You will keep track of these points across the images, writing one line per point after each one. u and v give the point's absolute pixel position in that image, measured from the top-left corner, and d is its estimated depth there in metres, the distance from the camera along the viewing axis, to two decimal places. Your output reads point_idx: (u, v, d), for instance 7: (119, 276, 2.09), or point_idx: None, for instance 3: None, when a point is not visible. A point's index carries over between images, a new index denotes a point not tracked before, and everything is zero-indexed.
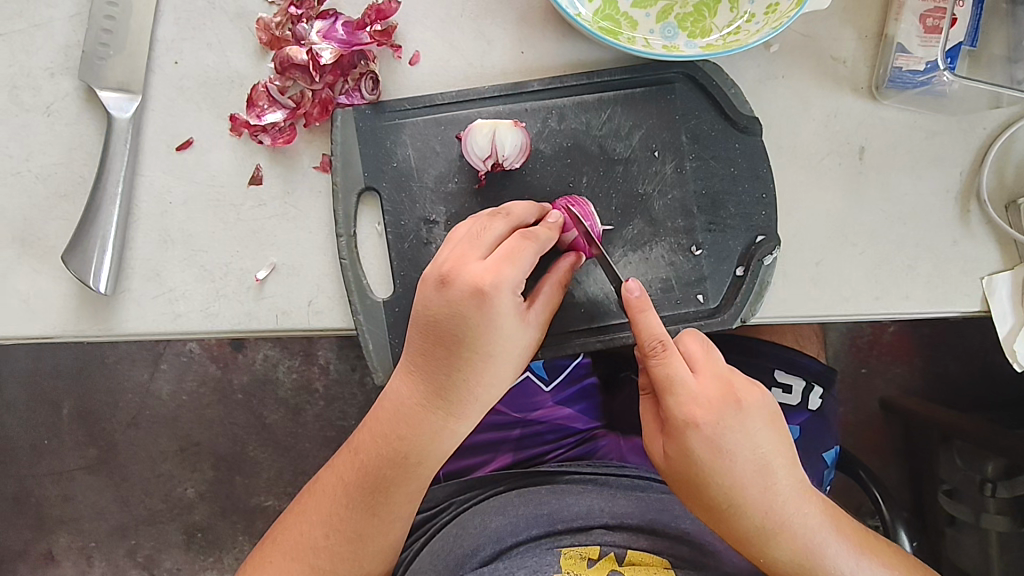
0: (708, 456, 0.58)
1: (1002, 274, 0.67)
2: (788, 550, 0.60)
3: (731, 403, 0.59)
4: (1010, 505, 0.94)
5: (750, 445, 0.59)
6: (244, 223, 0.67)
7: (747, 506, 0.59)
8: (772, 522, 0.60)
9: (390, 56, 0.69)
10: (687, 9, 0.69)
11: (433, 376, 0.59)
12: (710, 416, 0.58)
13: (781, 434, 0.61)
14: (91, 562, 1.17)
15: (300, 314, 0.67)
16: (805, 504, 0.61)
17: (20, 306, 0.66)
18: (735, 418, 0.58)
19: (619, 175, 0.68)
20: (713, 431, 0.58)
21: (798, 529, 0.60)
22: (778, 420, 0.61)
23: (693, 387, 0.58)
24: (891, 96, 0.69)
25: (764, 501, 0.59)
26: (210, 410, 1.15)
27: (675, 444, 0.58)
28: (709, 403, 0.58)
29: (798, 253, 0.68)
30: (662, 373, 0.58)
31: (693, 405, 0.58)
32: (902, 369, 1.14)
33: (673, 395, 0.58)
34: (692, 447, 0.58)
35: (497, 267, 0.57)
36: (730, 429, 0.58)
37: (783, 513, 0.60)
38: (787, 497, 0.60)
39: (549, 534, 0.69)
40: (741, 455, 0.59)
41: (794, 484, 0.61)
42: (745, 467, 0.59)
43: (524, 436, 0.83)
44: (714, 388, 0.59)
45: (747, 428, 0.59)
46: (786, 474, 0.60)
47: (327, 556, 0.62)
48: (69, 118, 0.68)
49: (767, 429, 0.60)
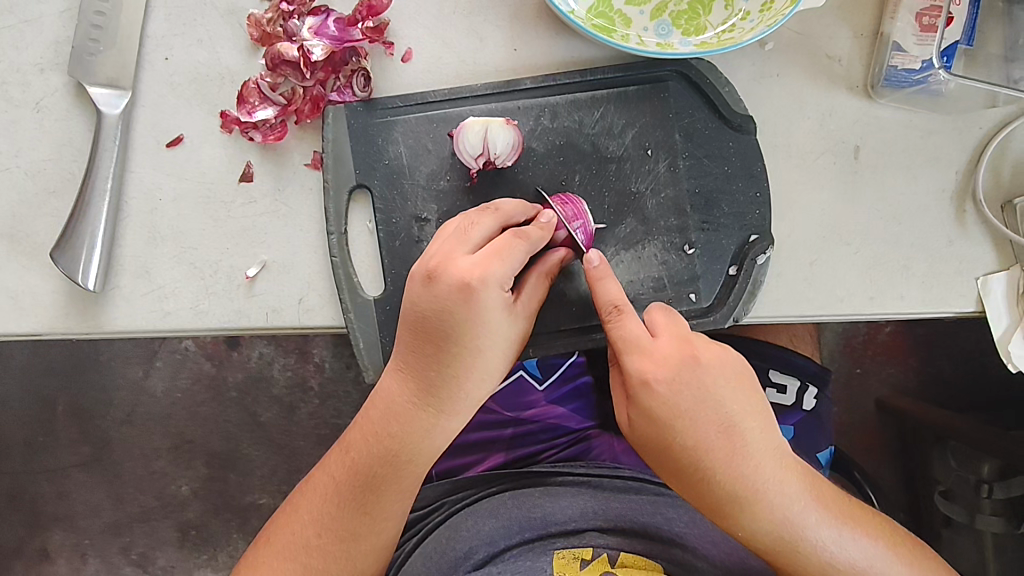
0: (666, 416, 0.57)
1: (997, 274, 0.67)
2: (760, 516, 0.59)
3: (691, 362, 0.58)
4: (1005, 506, 0.95)
5: (714, 406, 0.58)
6: (234, 220, 0.67)
7: (715, 471, 0.58)
8: (742, 487, 0.59)
9: (383, 53, 0.68)
10: (681, 7, 0.68)
11: (416, 364, 0.59)
12: (667, 374, 0.57)
13: (751, 395, 0.60)
14: (85, 560, 1.17)
15: (290, 312, 0.66)
16: (778, 469, 0.60)
17: (9, 303, 0.66)
18: (694, 375, 0.58)
19: (612, 173, 0.67)
20: (670, 389, 0.57)
21: (770, 496, 0.59)
22: (746, 378, 0.60)
23: (648, 346, 0.58)
24: (886, 94, 0.68)
25: (732, 466, 0.58)
26: (205, 408, 1.15)
27: (636, 407, 0.58)
28: (667, 362, 0.58)
29: (793, 253, 0.68)
30: (617, 334, 0.59)
31: (649, 363, 0.58)
32: (897, 369, 1.13)
33: (630, 352, 0.58)
34: (651, 408, 0.58)
35: (485, 263, 0.57)
36: (689, 388, 0.58)
37: (754, 478, 0.59)
38: (759, 461, 0.59)
39: (542, 538, 0.69)
40: (702, 415, 0.58)
41: (766, 448, 0.60)
42: (709, 429, 0.58)
43: (517, 434, 0.83)
44: (672, 347, 0.59)
45: (707, 387, 0.58)
46: (754, 435, 0.59)
47: (320, 555, 0.62)
48: (59, 114, 0.68)
49: (730, 388, 0.59)
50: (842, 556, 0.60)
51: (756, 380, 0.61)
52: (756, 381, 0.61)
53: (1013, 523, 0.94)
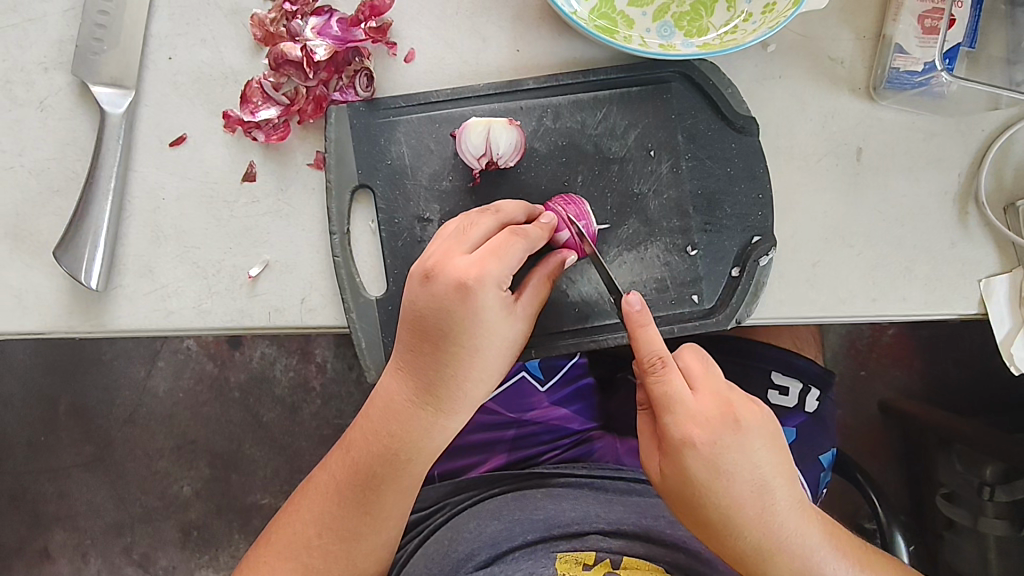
0: (705, 476, 0.57)
1: (999, 276, 0.67)
2: (784, 569, 0.60)
3: (730, 423, 0.58)
4: (1009, 509, 0.94)
5: (749, 466, 0.58)
6: (237, 220, 0.67)
7: (744, 526, 0.59)
8: (770, 542, 0.59)
9: (385, 53, 0.69)
10: (684, 8, 0.68)
11: (418, 368, 0.59)
12: (708, 436, 0.57)
13: (781, 452, 0.61)
14: (87, 560, 1.17)
15: (293, 312, 0.67)
16: (803, 523, 0.61)
17: (12, 301, 0.66)
18: (734, 437, 0.58)
19: (614, 174, 0.67)
20: (710, 451, 0.57)
21: (796, 549, 0.60)
22: (777, 436, 0.61)
23: (691, 406, 0.57)
24: (888, 96, 0.68)
25: (761, 521, 0.59)
26: (207, 408, 1.15)
27: (673, 465, 0.58)
28: (708, 423, 0.57)
29: (796, 254, 0.68)
30: (660, 391, 0.57)
31: (691, 425, 0.57)
32: (902, 372, 1.13)
33: (671, 412, 0.57)
34: (689, 468, 0.57)
35: (482, 261, 0.57)
36: (729, 450, 0.57)
37: (781, 534, 0.60)
38: (786, 517, 0.60)
39: (545, 540, 0.68)
40: (738, 475, 0.58)
41: (792, 503, 0.60)
42: (742, 488, 0.58)
43: (519, 436, 0.83)
44: (712, 407, 0.58)
45: (745, 448, 0.58)
46: (783, 492, 0.60)
47: (320, 554, 0.62)
48: (63, 113, 0.68)
49: (765, 447, 0.59)
50: None
51: (784, 435, 0.62)
52: (784, 436, 0.62)
53: (1017, 527, 0.93)
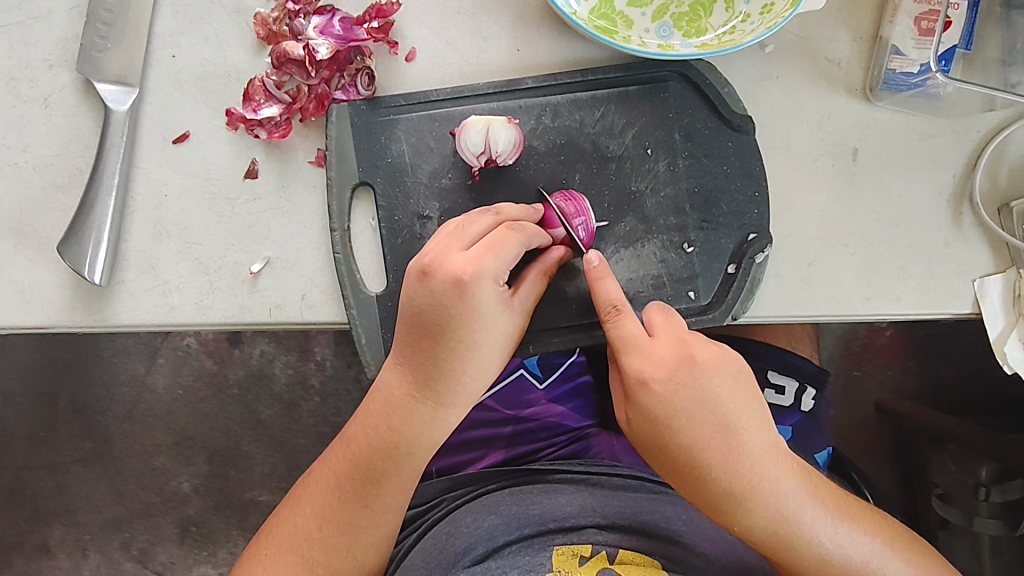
0: (663, 414, 0.58)
1: (993, 276, 0.68)
2: (758, 514, 0.60)
3: (686, 361, 0.59)
4: (1001, 508, 0.97)
5: (710, 404, 0.59)
6: (239, 216, 0.68)
7: (712, 469, 0.59)
8: (739, 485, 0.60)
9: (387, 53, 0.69)
10: (683, 9, 0.69)
11: (412, 355, 0.60)
12: (662, 374, 0.58)
13: (748, 393, 0.61)
14: (85, 555, 1.17)
15: (293, 308, 0.67)
16: (776, 467, 0.61)
17: (16, 296, 0.67)
18: (691, 374, 0.59)
19: (612, 172, 0.68)
20: (667, 388, 0.58)
21: (768, 493, 0.60)
22: (744, 379, 0.61)
23: (645, 345, 0.59)
24: (884, 97, 0.69)
25: (729, 462, 0.59)
26: (205, 405, 1.16)
27: (634, 405, 0.59)
28: (662, 361, 0.59)
29: (792, 253, 0.68)
30: (616, 333, 0.60)
31: (645, 362, 0.59)
32: (897, 373, 1.14)
33: (628, 353, 0.59)
34: (648, 408, 0.58)
35: (479, 258, 0.57)
36: (685, 386, 0.58)
37: (753, 476, 0.60)
38: (757, 458, 0.60)
39: (541, 534, 0.69)
40: (698, 413, 0.59)
41: (763, 445, 0.60)
42: (705, 427, 0.59)
43: (517, 433, 0.83)
44: (669, 348, 0.59)
45: (703, 385, 0.59)
46: (752, 434, 0.60)
47: (321, 548, 0.63)
48: (67, 110, 0.69)
49: (728, 387, 0.60)
50: (838, 551, 0.61)
51: (754, 380, 0.62)
52: (755, 380, 0.62)
53: (1009, 525, 0.96)
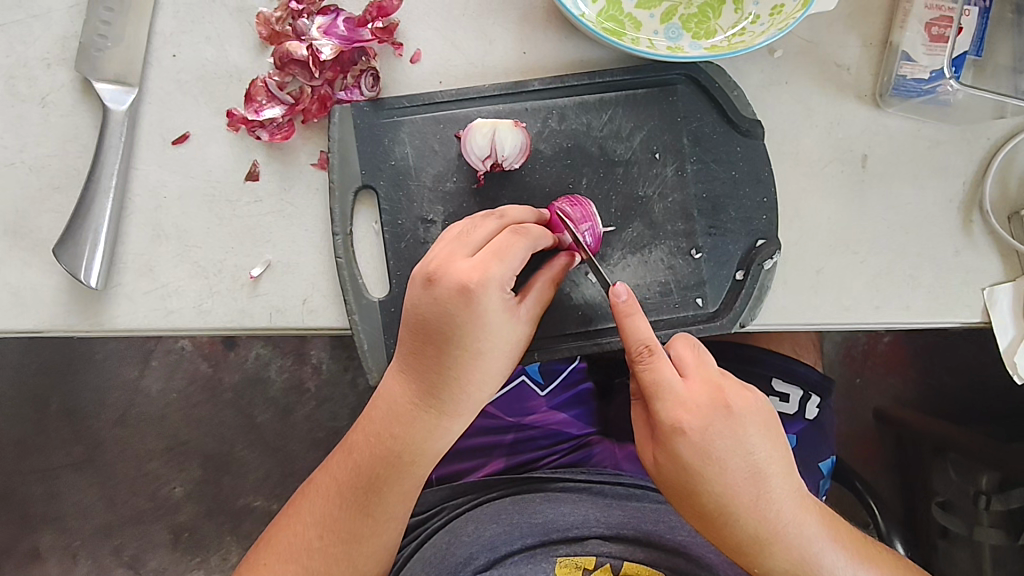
0: (697, 463, 0.57)
1: (1004, 285, 0.67)
2: (782, 559, 0.60)
3: (721, 408, 0.58)
4: (1003, 518, 0.95)
5: (742, 451, 0.58)
6: (240, 219, 0.66)
7: (740, 515, 0.59)
8: (766, 531, 0.60)
9: (391, 54, 0.68)
10: (691, 10, 0.68)
11: (413, 361, 0.59)
12: (698, 422, 0.57)
13: (775, 439, 0.61)
14: (76, 561, 1.15)
15: (294, 314, 0.66)
16: (800, 512, 0.61)
17: (9, 299, 0.65)
18: (725, 423, 0.58)
19: (619, 177, 0.67)
20: (702, 437, 0.57)
21: (793, 539, 0.60)
22: (772, 424, 0.61)
23: (680, 391, 0.57)
24: (895, 103, 0.68)
25: (758, 509, 0.59)
26: (200, 409, 1.15)
27: (666, 452, 0.58)
28: (698, 408, 0.57)
29: (800, 260, 0.68)
30: (649, 378, 0.57)
31: (681, 410, 0.57)
32: (897, 380, 1.13)
33: (660, 400, 0.57)
34: (682, 455, 0.57)
35: (485, 264, 0.56)
36: (720, 434, 0.57)
37: (779, 523, 0.60)
38: (782, 504, 0.60)
39: (545, 544, 0.69)
40: (731, 462, 0.58)
41: (789, 492, 0.60)
42: (737, 475, 0.58)
43: (518, 441, 0.82)
44: (703, 394, 0.58)
45: (737, 434, 0.58)
46: (780, 481, 0.60)
47: (321, 557, 0.61)
48: (65, 109, 0.67)
49: (758, 434, 0.59)
50: None
51: (780, 424, 0.62)
52: (780, 425, 0.62)
53: (1012, 536, 0.95)
